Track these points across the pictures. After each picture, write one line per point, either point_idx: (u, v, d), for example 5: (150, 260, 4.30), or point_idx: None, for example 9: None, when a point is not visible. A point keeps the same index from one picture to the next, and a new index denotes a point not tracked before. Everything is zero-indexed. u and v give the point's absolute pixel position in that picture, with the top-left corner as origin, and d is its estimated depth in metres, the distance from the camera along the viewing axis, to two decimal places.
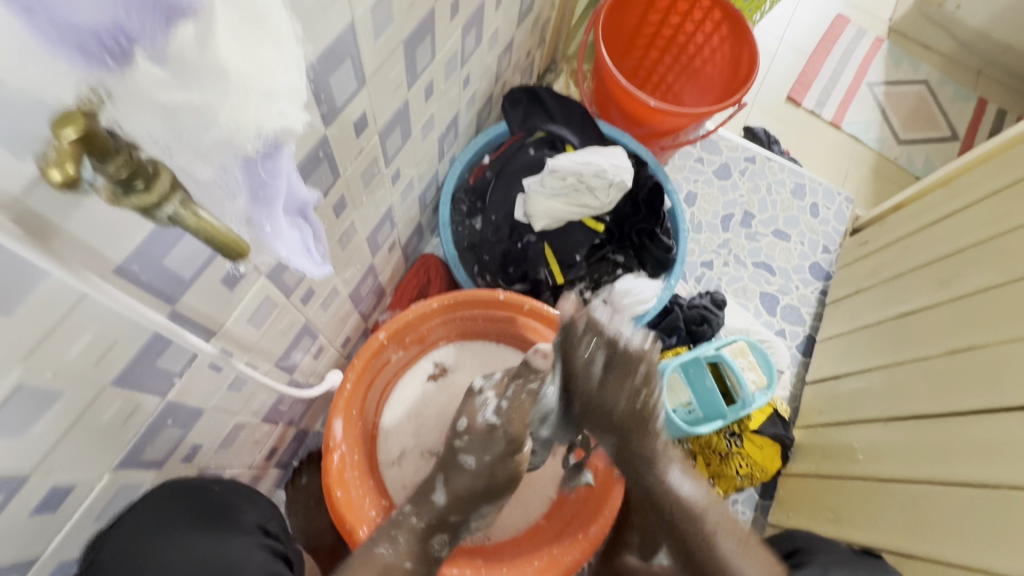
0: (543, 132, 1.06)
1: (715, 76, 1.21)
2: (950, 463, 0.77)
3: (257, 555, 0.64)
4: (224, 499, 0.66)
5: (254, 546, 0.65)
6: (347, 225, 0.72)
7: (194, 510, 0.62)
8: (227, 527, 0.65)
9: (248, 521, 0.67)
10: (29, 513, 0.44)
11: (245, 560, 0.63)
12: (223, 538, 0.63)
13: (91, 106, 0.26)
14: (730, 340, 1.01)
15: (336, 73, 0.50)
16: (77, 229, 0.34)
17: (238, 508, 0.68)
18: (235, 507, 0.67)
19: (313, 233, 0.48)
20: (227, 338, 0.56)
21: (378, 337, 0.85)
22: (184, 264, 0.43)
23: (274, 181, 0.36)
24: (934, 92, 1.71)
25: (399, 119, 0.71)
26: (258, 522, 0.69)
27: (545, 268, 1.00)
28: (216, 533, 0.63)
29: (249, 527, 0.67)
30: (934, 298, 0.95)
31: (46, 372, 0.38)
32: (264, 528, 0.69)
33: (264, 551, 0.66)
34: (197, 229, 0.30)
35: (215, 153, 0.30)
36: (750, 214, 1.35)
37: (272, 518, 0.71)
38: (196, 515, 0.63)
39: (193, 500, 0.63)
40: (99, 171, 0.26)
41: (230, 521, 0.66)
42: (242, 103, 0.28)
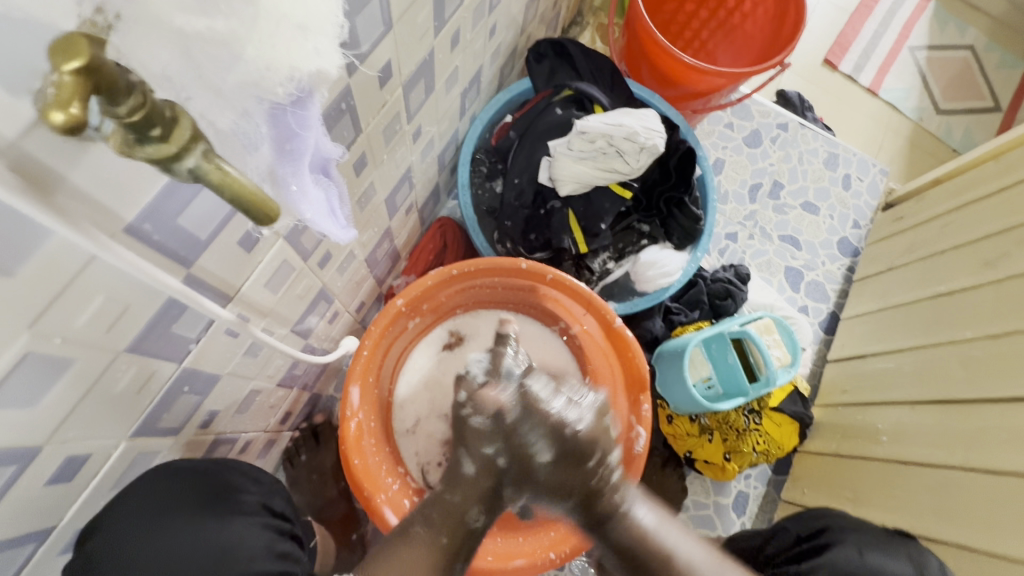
0: (571, 90, 0.98)
1: (754, 33, 1.13)
2: (987, 452, 0.76)
3: (263, 536, 0.60)
4: (222, 478, 0.61)
5: (258, 528, 0.60)
6: (366, 184, 0.68)
7: (189, 493, 0.57)
8: (227, 510, 0.59)
9: (251, 501, 0.62)
10: (43, 483, 0.42)
11: (248, 544, 0.58)
12: (222, 523, 0.58)
13: (96, 31, 0.22)
14: (756, 317, 0.98)
15: (363, 12, 0.45)
16: (84, 182, 0.30)
17: (240, 489, 0.62)
18: (235, 487, 0.61)
19: (339, 194, 0.44)
20: (244, 303, 0.53)
21: (396, 304, 0.82)
22: (199, 224, 0.40)
23: (304, 134, 0.32)
24: (979, 59, 1.61)
25: (423, 70, 0.66)
26: (262, 501, 0.63)
27: (569, 237, 0.95)
28: (215, 517, 0.58)
29: (252, 507, 0.62)
30: (976, 280, 0.93)
31: (55, 340, 0.35)
32: (267, 507, 0.64)
33: (266, 531, 0.61)
34: (221, 186, 0.25)
35: (238, 98, 0.27)
36: (780, 185, 1.29)
37: (276, 495, 0.66)
38: (183, 502, 0.57)
39: (191, 480, 0.58)
40: (108, 114, 0.21)
41: (231, 503, 0.60)
42: (275, 35, 0.24)
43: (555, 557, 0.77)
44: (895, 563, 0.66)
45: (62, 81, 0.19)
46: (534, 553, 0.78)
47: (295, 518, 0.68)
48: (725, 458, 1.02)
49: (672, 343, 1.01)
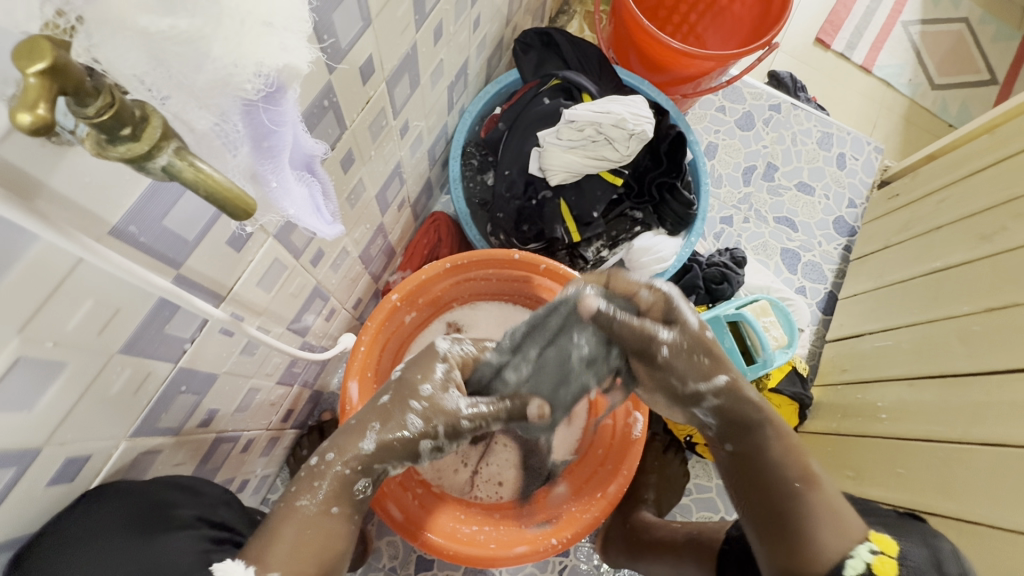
0: (558, 79, 0.98)
1: (742, 14, 1.13)
2: (985, 425, 0.77)
3: (198, 548, 0.54)
4: (155, 495, 0.54)
5: (192, 541, 0.55)
6: (354, 181, 0.68)
7: (117, 514, 0.50)
8: (160, 528, 0.53)
9: (185, 515, 0.56)
10: (44, 484, 0.43)
11: (181, 560, 0.53)
12: (151, 543, 0.52)
13: (57, 34, 0.22)
14: (751, 299, 0.98)
15: (339, 8, 0.45)
16: (65, 185, 0.30)
17: (172, 503, 0.56)
18: (168, 501, 0.56)
19: (324, 190, 0.44)
20: (237, 302, 0.54)
21: (391, 299, 0.83)
22: (186, 224, 0.40)
23: (279, 130, 0.32)
24: (974, 32, 1.59)
25: (407, 64, 0.66)
26: (196, 514, 0.58)
27: (561, 226, 0.96)
28: (147, 536, 0.52)
29: (187, 521, 0.56)
30: (972, 254, 0.93)
31: (47, 343, 0.35)
32: (204, 518, 0.59)
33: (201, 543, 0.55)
34: (197, 183, 0.26)
35: (211, 98, 0.27)
36: (774, 167, 1.28)
37: (215, 507, 0.61)
38: (119, 519, 0.50)
39: (120, 500, 0.51)
40: (78, 115, 0.22)
41: (166, 520, 0.54)
42: (241, 34, 0.25)
43: (557, 544, 0.77)
44: (911, 545, 0.62)
45: (28, 83, 0.20)
46: (535, 540, 0.77)
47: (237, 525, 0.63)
48: None
49: None
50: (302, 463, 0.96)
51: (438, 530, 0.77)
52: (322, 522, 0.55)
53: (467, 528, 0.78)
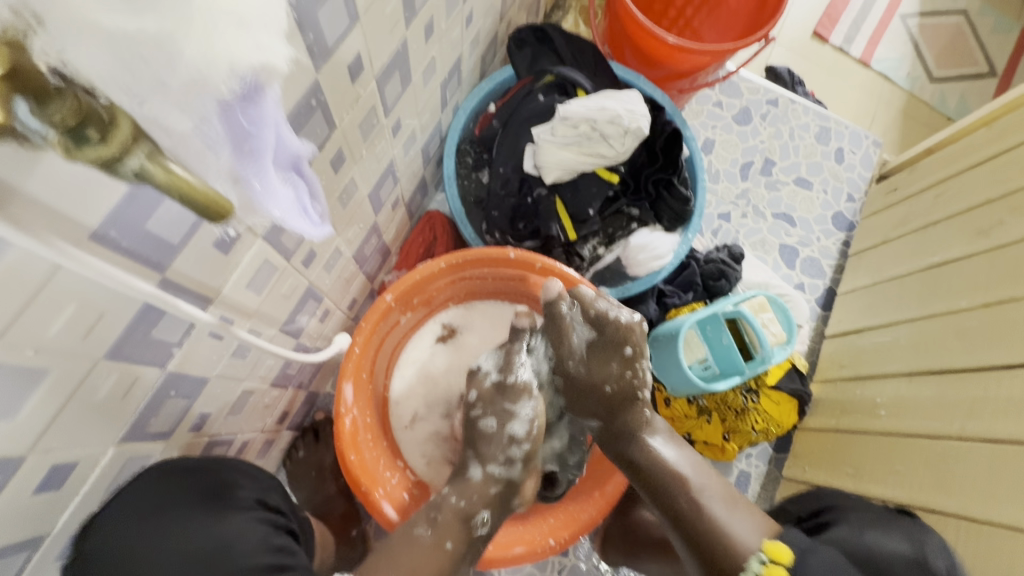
0: (553, 75, 0.97)
1: (738, 8, 1.11)
2: (983, 421, 0.76)
3: (258, 530, 0.61)
4: (221, 476, 0.63)
5: (254, 522, 0.62)
6: (346, 181, 0.67)
7: (186, 490, 0.59)
8: (224, 506, 0.61)
9: (247, 497, 0.64)
10: (31, 492, 0.43)
11: (245, 539, 0.59)
12: (217, 518, 0.60)
13: (11, 35, 0.21)
14: (750, 295, 0.96)
15: (324, 5, 0.44)
16: (38, 189, 0.30)
17: (236, 486, 0.64)
18: (231, 483, 0.63)
19: (311, 191, 0.44)
20: (226, 305, 0.53)
21: (386, 299, 0.81)
22: (169, 228, 0.40)
23: (260, 132, 0.31)
24: (972, 23, 1.58)
25: (398, 62, 0.65)
26: (257, 497, 0.65)
27: (557, 223, 0.94)
28: (210, 512, 0.60)
29: (248, 503, 0.64)
30: (969, 249, 0.92)
31: (27, 350, 0.35)
32: (262, 502, 0.65)
33: (262, 526, 0.62)
34: (169, 185, 0.25)
35: (187, 100, 0.26)
36: (771, 162, 1.27)
37: (271, 491, 0.68)
38: (187, 497, 0.59)
39: (191, 479, 0.60)
40: (38, 119, 0.22)
41: (227, 500, 0.62)
42: (208, 30, 0.24)
43: (554, 543, 0.76)
44: (894, 541, 0.64)
45: None
46: (534, 540, 0.76)
47: (290, 513, 0.70)
48: (724, 438, 1.02)
49: (666, 326, 1.01)
50: (299, 465, 0.95)
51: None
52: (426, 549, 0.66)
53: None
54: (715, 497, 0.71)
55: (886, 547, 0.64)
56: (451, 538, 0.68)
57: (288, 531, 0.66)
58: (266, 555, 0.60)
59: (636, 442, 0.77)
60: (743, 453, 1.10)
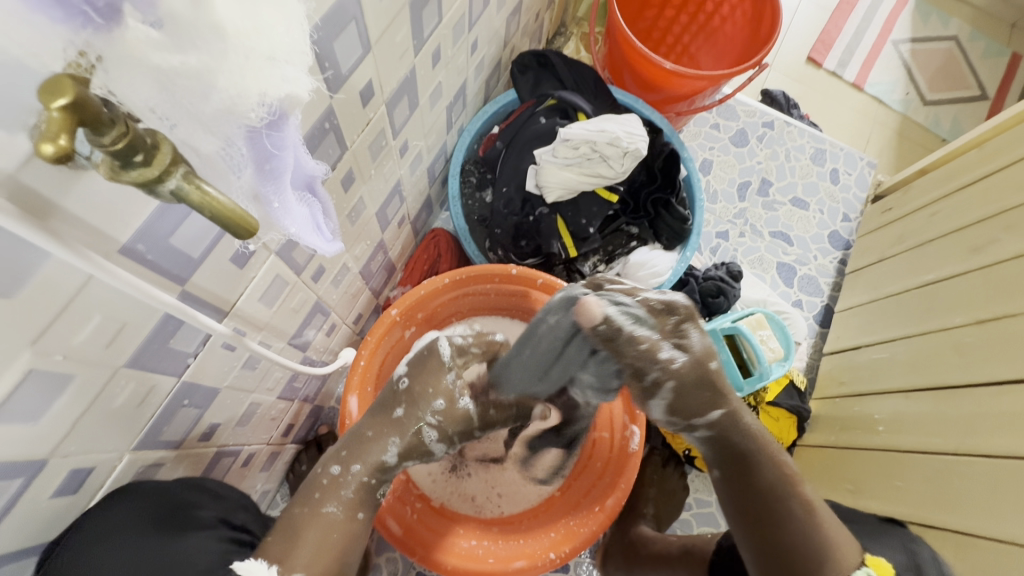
0: (554, 99, 1.01)
1: (733, 35, 1.16)
2: (980, 437, 0.77)
3: (218, 550, 0.59)
4: (178, 496, 0.59)
5: (212, 541, 0.59)
6: (355, 199, 0.70)
7: (148, 510, 0.55)
8: (181, 527, 0.58)
9: (208, 517, 0.61)
10: (50, 495, 0.44)
11: (201, 560, 0.57)
12: (170, 540, 0.56)
13: (80, 72, 0.24)
14: (747, 313, 0.99)
15: (340, 36, 0.47)
16: (79, 208, 0.32)
17: (196, 505, 0.61)
18: (193, 503, 0.60)
19: (325, 210, 0.46)
20: (240, 318, 0.56)
21: (390, 314, 0.84)
22: (191, 243, 0.42)
23: (281, 154, 0.33)
24: (963, 49, 1.63)
25: (406, 87, 0.68)
26: (218, 516, 0.63)
27: (558, 242, 0.97)
28: (168, 534, 0.56)
29: (208, 522, 0.61)
30: (964, 266, 0.94)
31: (56, 357, 0.37)
32: (225, 521, 0.63)
33: (218, 546, 0.59)
34: (202, 205, 0.28)
35: (218, 125, 0.28)
36: (768, 182, 1.30)
37: (234, 510, 0.66)
38: (149, 516, 0.55)
39: (152, 498, 0.56)
40: (93, 144, 0.24)
41: (188, 519, 0.59)
42: (244, 67, 0.26)
43: (555, 558, 0.77)
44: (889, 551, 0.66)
45: (51, 116, 0.23)
46: (534, 555, 0.77)
47: (254, 530, 0.68)
48: None
49: None
50: (302, 478, 0.96)
51: (447, 550, 0.76)
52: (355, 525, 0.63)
53: (465, 543, 0.78)
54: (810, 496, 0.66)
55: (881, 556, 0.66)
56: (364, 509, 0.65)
57: (250, 547, 0.64)
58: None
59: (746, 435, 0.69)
60: None
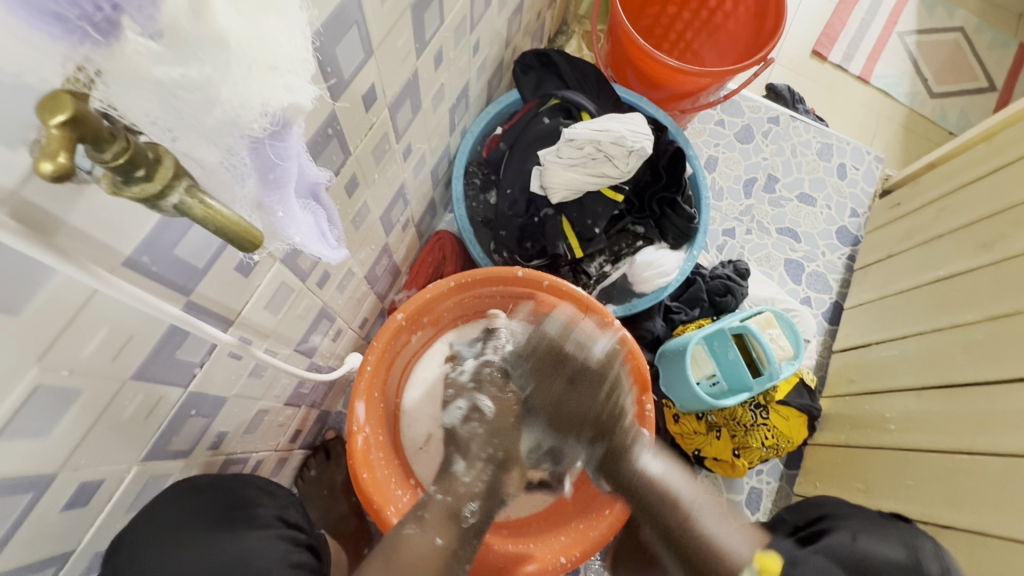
0: (557, 99, 1.00)
1: (737, 30, 1.14)
2: (995, 436, 0.76)
3: (279, 548, 0.64)
4: (238, 494, 0.64)
5: (273, 540, 0.64)
6: (359, 205, 0.70)
7: (205, 512, 0.60)
8: (245, 525, 0.63)
9: (266, 515, 0.66)
10: (59, 510, 0.44)
11: (263, 555, 0.62)
12: (237, 535, 0.62)
13: (78, 88, 0.23)
14: (756, 312, 0.98)
15: (342, 41, 0.46)
16: (80, 220, 0.32)
17: (255, 503, 0.66)
18: (251, 501, 0.66)
19: (329, 217, 0.45)
20: (246, 326, 0.55)
21: (396, 319, 0.83)
22: (196, 253, 0.42)
23: (284, 163, 0.33)
24: (970, 40, 1.61)
25: (409, 91, 0.68)
26: (275, 514, 0.67)
27: (564, 242, 0.97)
28: (231, 530, 0.62)
29: (267, 520, 0.66)
30: (975, 261, 0.93)
31: (63, 371, 0.37)
32: (281, 518, 0.68)
33: (283, 543, 0.65)
34: (205, 218, 0.28)
35: (221, 136, 0.28)
36: (774, 178, 1.29)
37: (289, 508, 0.70)
38: (205, 515, 0.60)
39: (209, 496, 0.61)
40: (93, 160, 0.24)
41: (248, 518, 0.64)
42: (245, 77, 0.25)
43: (566, 562, 0.76)
44: (891, 548, 0.66)
45: (50, 134, 0.22)
46: (545, 559, 0.77)
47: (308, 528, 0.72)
48: (735, 454, 1.02)
49: (673, 342, 1.02)
50: (310, 484, 0.96)
51: None
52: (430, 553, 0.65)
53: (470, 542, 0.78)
54: (707, 508, 0.72)
55: (881, 554, 0.66)
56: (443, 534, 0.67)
57: (307, 547, 0.69)
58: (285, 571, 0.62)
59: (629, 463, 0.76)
60: (753, 469, 1.09)
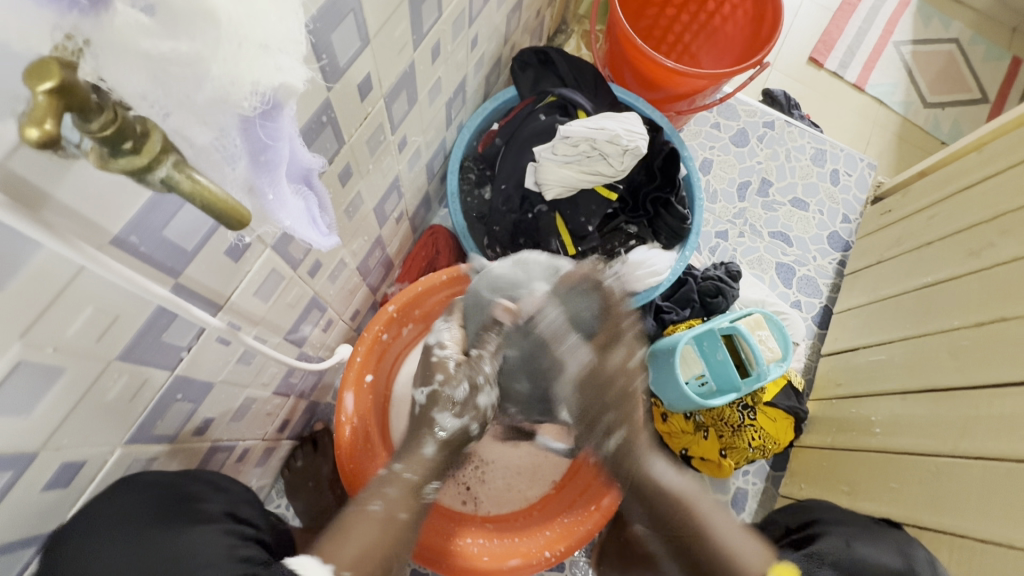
0: (554, 96, 1.00)
1: (734, 35, 1.15)
2: (977, 439, 0.77)
3: (224, 543, 0.56)
4: (184, 489, 0.59)
5: (218, 535, 0.57)
6: (353, 194, 0.70)
7: (149, 501, 0.54)
8: (188, 519, 0.56)
9: (212, 509, 0.60)
10: (40, 490, 0.44)
11: (207, 551, 0.54)
12: (180, 530, 0.55)
13: (66, 55, 0.23)
14: (745, 313, 0.99)
15: (338, 29, 0.47)
16: (70, 198, 0.32)
17: (199, 498, 0.60)
18: (196, 496, 0.59)
19: (320, 203, 0.45)
20: (234, 312, 0.55)
21: (388, 309, 0.84)
22: (185, 235, 0.42)
23: (276, 145, 0.33)
24: (965, 51, 1.62)
25: (405, 82, 0.68)
26: (223, 510, 0.61)
27: (557, 239, 0.98)
28: (172, 526, 0.54)
29: (214, 515, 0.60)
30: (962, 269, 0.94)
31: (47, 349, 0.36)
32: (229, 515, 0.62)
33: (228, 538, 0.57)
34: (192, 194, 0.27)
35: (212, 115, 0.28)
36: (768, 182, 1.30)
37: (239, 504, 0.65)
38: (143, 509, 0.53)
39: (152, 491, 0.55)
40: (81, 130, 0.24)
41: (192, 511, 0.57)
42: (235, 56, 0.26)
43: (551, 556, 0.76)
44: (883, 555, 0.66)
45: (37, 100, 0.22)
46: (529, 553, 0.77)
47: (263, 526, 0.66)
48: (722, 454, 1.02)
49: (663, 341, 1.02)
50: (297, 474, 0.96)
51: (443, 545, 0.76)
52: (388, 524, 0.61)
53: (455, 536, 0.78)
54: (713, 509, 0.72)
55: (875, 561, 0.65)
56: (407, 509, 0.62)
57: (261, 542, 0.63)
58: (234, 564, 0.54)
59: (638, 465, 0.75)
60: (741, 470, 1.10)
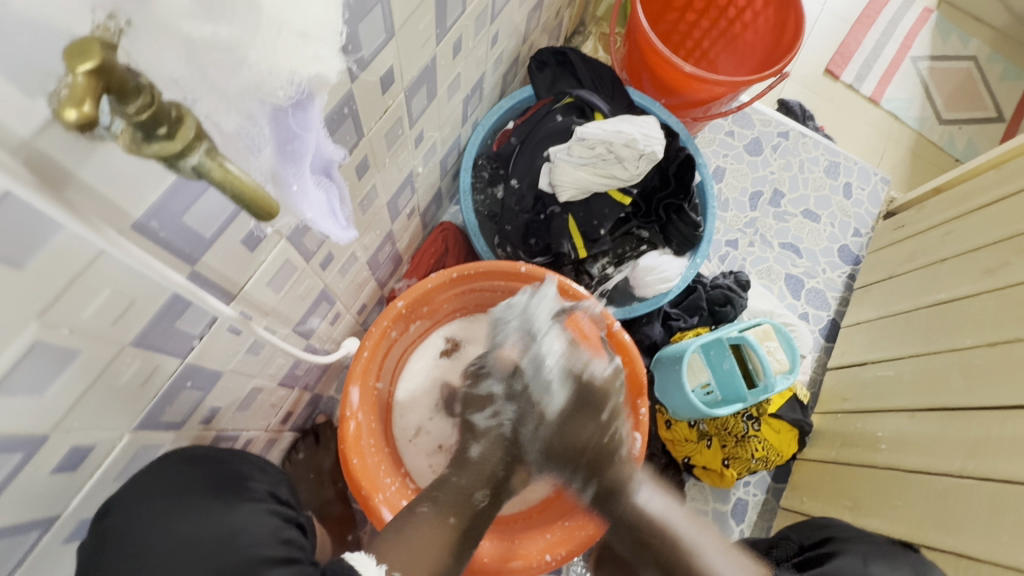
0: (572, 97, 0.99)
1: (754, 43, 1.15)
2: (985, 460, 0.76)
3: (269, 524, 0.63)
4: (232, 466, 0.66)
5: (264, 514, 0.64)
6: (368, 187, 0.69)
7: (199, 480, 0.61)
8: (237, 496, 0.64)
9: (258, 489, 0.67)
10: (48, 473, 0.43)
11: (253, 530, 0.61)
12: (229, 506, 0.62)
13: (108, 35, 0.23)
14: (755, 323, 0.98)
15: (365, 19, 0.46)
16: (95, 179, 0.31)
17: (247, 477, 0.67)
18: (245, 475, 0.67)
19: (341, 196, 0.44)
20: (247, 302, 0.55)
21: (396, 306, 0.83)
22: (205, 222, 0.41)
23: (304, 135, 0.33)
24: (982, 69, 1.62)
25: (426, 76, 0.67)
26: (267, 490, 0.68)
27: (569, 241, 0.97)
28: (223, 501, 0.62)
29: (259, 494, 0.67)
30: (976, 288, 0.93)
31: (63, 330, 0.36)
32: (272, 494, 0.69)
33: (273, 518, 0.65)
34: (224, 183, 0.27)
35: (242, 101, 0.28)
36: (780, 193, 1.29)
37: (280, 485, 0.71)
38: (196, 487, 0.61)
39: (202, 466, 0.62)
40: (118, 113, 0.24)
41: (241, 490, 0.65)
42: (273, 41, 0.26)
43: (551, 560, 0.77)
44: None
45: (76, 81, 0.22)
46: (529, 555, 0.77)
47: (298, 508, 0.72)
48: (724, 464, 1.02)
49: (671, 349, 1.02)
50: (298, 467, 0.96)
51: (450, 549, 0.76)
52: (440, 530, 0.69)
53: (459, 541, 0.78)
54: (703, 540, 0.75)
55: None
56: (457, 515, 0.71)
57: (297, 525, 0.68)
58: (275, 546, 0.62)
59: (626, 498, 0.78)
60: (742, 480, 1.10)
